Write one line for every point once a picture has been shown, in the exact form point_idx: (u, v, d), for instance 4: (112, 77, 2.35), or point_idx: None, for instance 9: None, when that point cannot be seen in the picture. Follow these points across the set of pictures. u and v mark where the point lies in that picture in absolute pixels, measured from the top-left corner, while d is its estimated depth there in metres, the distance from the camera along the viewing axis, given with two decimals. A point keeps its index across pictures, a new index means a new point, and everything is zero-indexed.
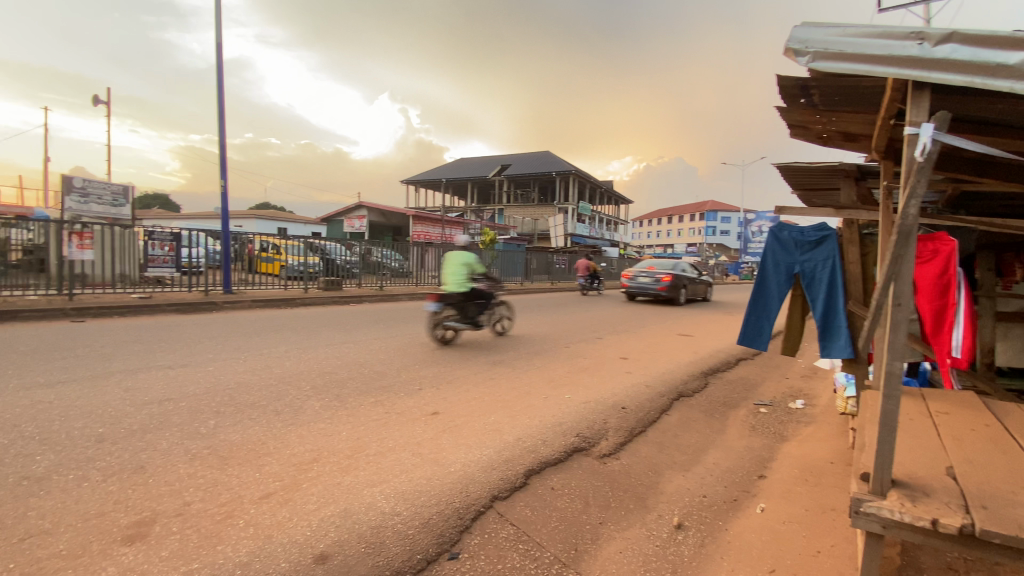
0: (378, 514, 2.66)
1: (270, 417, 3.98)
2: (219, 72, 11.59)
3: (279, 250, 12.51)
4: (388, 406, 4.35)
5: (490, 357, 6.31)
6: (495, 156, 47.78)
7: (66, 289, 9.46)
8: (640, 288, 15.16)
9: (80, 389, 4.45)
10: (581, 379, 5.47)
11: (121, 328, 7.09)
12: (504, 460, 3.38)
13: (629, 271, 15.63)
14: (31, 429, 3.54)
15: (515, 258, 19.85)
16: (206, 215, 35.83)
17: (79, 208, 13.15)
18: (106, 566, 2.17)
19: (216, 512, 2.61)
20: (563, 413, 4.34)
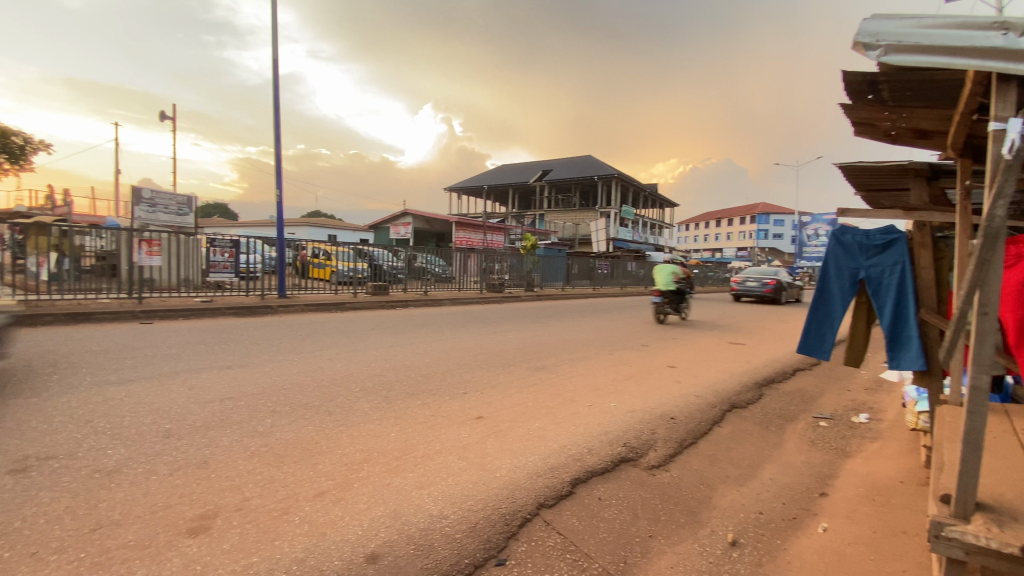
0: (426, 516, 2.69)
1: (322, 417, 4.12)
2: (275, 86, 12.21)
3: (329, 256, 13.00)
4: (434, 409, 4.40)
5: (534, 362, 6.30)
6: (536, 162, 47.92)
7: (135, 292, 10.19)
8: (748, 290, 18.72)
9: (149, 387, 4.75)
10: (626, 388, 5.35)
11: (183, 330, 7.53)
12: (549, 467, 3.35)
13: (737, 276, 19.29)
14: (104, 424, 3.80)
15: (556, 264, 19.81)
16: (260, 223, 37.68)
17: (148, 217, 14.11)
18: (172, 557, 2.29)
19: (274, 508, 2.71)
20: (609, 421, 4.27)
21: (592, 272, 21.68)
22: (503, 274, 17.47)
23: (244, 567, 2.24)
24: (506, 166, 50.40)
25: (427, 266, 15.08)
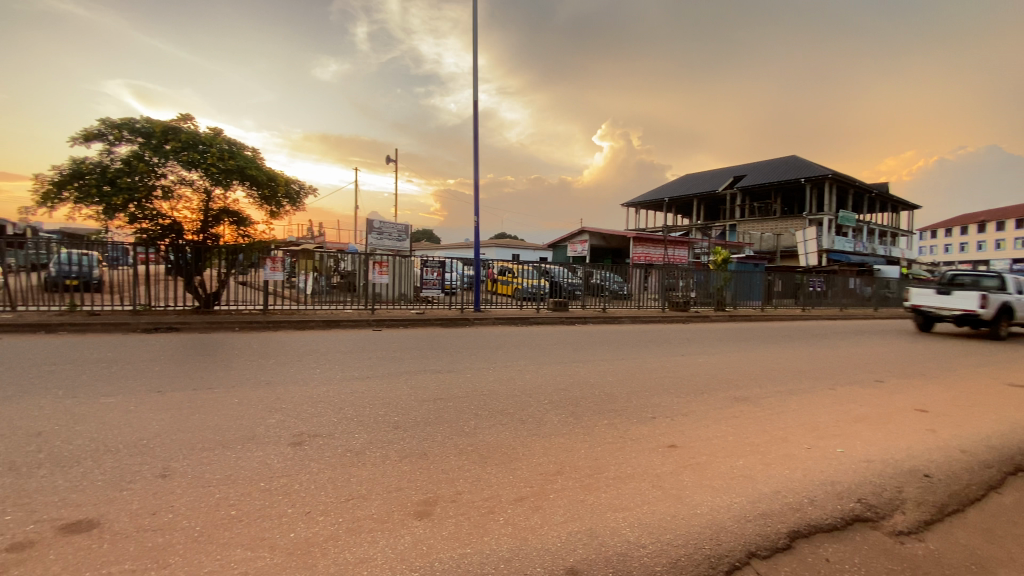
0: (623, 541, 2.64)
1: (517, 425, 4.39)
2: (476, 121, 13.71)
3: (514, 274, 14.04)
4: (625, 431, 4.29)
5: (733, 391, 5.75)
6: (724, 171, 44.29)
7: (369, 304, 12.39)
8: None
9: (380, 384, 5.68)
10: (857, 431, 4.51)
11: (402, 337, 8.87)
12: (760, 513, 2.98)
13: None
14: (352, 411, 4.67)
15: (751, 279, 17.88)
16: (456, 246, 42.58)
17: (376, 243, 17.15)
18: (405, 533, 2.67)
19: (482, 505, 2.97)
20: (834, 469, 3.65)
21: (799, 288, 18.84)
22: (688, 291, 16.47)
23: (460, 555, 2.48)
24: (689, 176, 47.69)
25: (605, 282, 14.93)
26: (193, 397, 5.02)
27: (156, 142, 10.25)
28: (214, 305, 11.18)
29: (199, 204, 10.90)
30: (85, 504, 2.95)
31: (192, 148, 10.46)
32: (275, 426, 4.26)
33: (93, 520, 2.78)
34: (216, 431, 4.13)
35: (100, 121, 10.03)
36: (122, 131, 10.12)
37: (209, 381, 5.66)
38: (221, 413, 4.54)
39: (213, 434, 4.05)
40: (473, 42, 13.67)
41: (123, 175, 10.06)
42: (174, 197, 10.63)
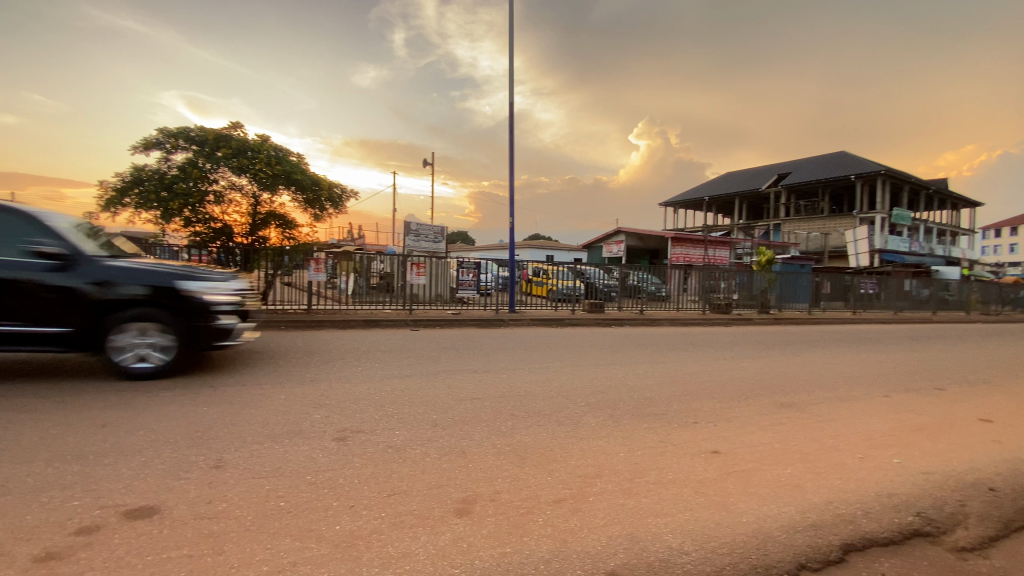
0: (666, 547, 2.59)
1: (554, 426, 4.38)
2: (511, 123, 13.78)
3: (548, 274, 14.02)
4: (665, 436, 4.21)
5: (779, 397, 5.54)
6: (766, 169, 42.82)
7: (406, 304, 12.60)
8: None
9: (418, 383, 5.78)
10: (915, 441, 4.26)
11: (439, 337, 9.00)
12: (811, 524, 2.86)
13: None
14: (392, 409, 4.77)
15: (797, 280, 17.19)
16: (490, 247, 42.93)
17: (413, 245, 17.47)
18: (445, 530, 2.71)
19: (522, 505, 2.98)
20: (890, 480, 3.46)
21: (849, 290, 17.97)
22: (730, 292, 15.98)
23: (500, 554, 2.50)
24: (729, 176, 46.36)
25: (641, 284, 14.68)
26: (244, 392, 5.26)
27: (209, 149, 10.78)
28: None
29: (248, 208, 11.40)
30: (146, 492, 3.13)
31: (241, 155, 10.96)
32: (320, 421, 4.40)
33: (154, 507, 2.95)
34: (265, 425, 4.30)
35: (158, 131, 10.64)
36: (178, 139, 10.70)
37: (257, 377, 5.91)
38: (269, 408, 4.73)
39: (262, 428, 4.22)
40: (509, 44, 13.74)
41: (178, 182, 10.63)
42: (225, 201, 11.17)
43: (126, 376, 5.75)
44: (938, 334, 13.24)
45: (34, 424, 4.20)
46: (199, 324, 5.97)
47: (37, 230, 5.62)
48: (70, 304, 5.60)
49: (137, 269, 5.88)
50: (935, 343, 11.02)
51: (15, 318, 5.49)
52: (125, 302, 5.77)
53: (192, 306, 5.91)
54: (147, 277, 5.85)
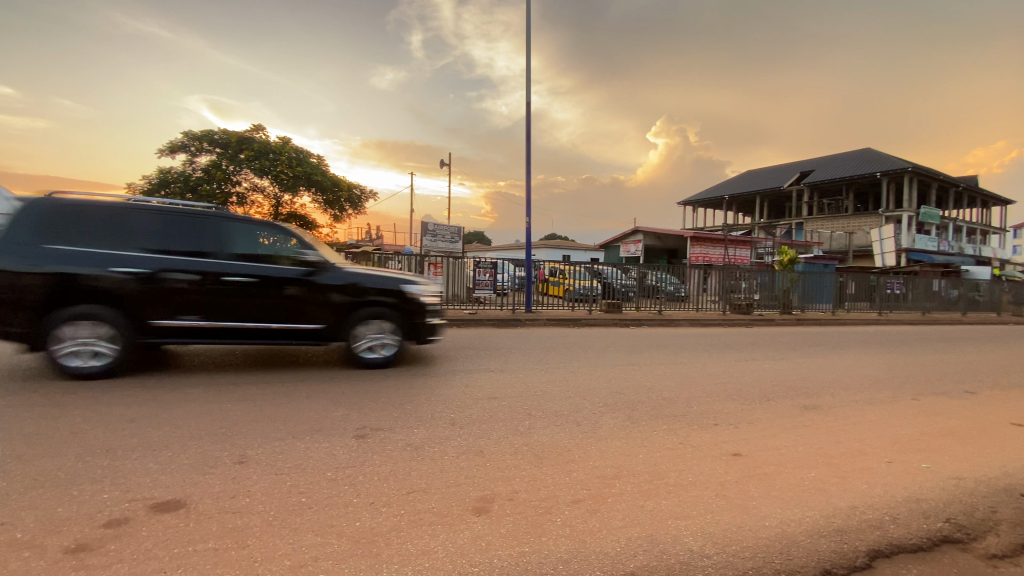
0: (686, 550, 2.56)
1: (572, 427, 4.36)
2: (528, 123, 13.76)
3: (565, 274, 13.96)
4: (684, 437, 4.16)
5: (802, 399, 5.43)
6: (788, 167, 42.01)
7: None
8: None
9: (436, 382, 5.81)
10: (944, 445, 4.13)
11: (456, 337, 9.04)
12: (835, 529, 2.80)
13: None
14: (410, 407, 4.80)
15: (820, 281, 16.83)
16: (507, 247, 42.97)
17: (430, 245, 17.57)
18: (463, 528, 2.72)
19: (539, 505, 2.97)
20: (918, 486, 3.36)
21: (874, 290, 17.52)
22: (751, 293, 15.72)
23: (518, 554, 2.50)
24: (749, 174, 45.60)
25: (660, 284, 14.53)
26: (266, 390, 5.35)
27: (232, 152, 11.01)
28: None
29: (269, 209, 11.62)
30: (172, 486, 3.21)
31: (263, 157, 11.17)
32: (340, 419, 4.45)
33: (180, 501, 3.02)
34: (287, 422, 4.37)
35: (183, 134, 10.90)
36: (203, 142, 10.95)
37: (278, 375, 6.01)
38: (291, 406, 4.80)
39: (284, 425, 4.29)
40: (526, 44, 13.73)
41: (203, 183, 10.88)
42: (247, 203, 11.39)
43: (361, 366, 6.52)
44: (968, 335, 12.82)
45: (67, 418, 4.34)
46: (418, 321, 6.67)
47: (280, 239, 6.13)
48: (322, 304, 6.26)
49: (362, 274, 6.49)
50: (966, 345, 10.67)
51: (271, 317, 6.11)
52: (357, 302, 6.42)
53: (414, 306, 6.59)
54: (378, 280, 6.53)
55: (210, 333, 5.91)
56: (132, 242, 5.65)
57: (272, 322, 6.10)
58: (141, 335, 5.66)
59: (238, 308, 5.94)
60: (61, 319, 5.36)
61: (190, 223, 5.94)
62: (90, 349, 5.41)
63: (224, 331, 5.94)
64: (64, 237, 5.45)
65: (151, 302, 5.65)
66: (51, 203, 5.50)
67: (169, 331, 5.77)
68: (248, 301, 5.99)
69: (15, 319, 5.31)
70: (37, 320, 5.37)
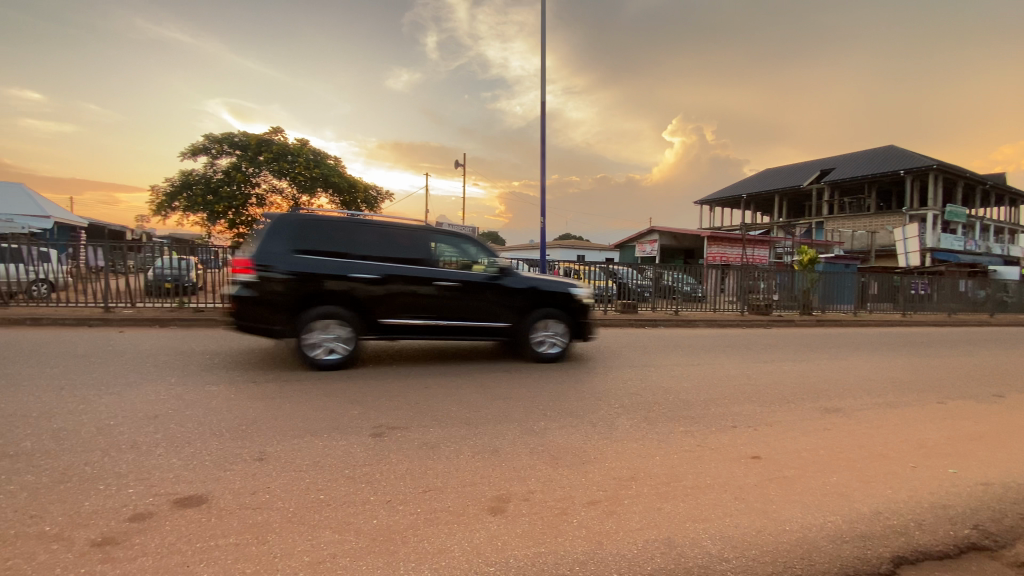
0: (704, 553, 2.53)
1: (588, 428, 4.34)
2: (543, 123, 13.75)
3: (580, 275, 13.92)
4: (702, 439, 4.11)
5: (823, 401, 5.33)
6: (808, 165, 41.28)
7: None
8: None
9: (451, 381, 5.84)
10: (971, 450, 4.02)
11: None
12: (858, 535, 2.74)
13: None
14: (426, 406, 4.84)
15: (842, 281, 16.50)
16: (522, 248, 43.01)
17: None
18: (479, 528, 2.73)
19: (555, 506, 2.97)
20: (945, 491, 3.27)
21: (898, 291, 17.11)
22: (770, 293, 15.48)
23: (535, 554, 2.50)
24: (767, 173, 44.90)
25: (676, 284, 14.40)
26: (286, 388, 5.43)
27: (252, 154, 11.20)
28: None
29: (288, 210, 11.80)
30: (195, 481, 3.28)
31: (282, 159, 11.35)
32: (358, 417, 4.50)
33: (203, 496, 3.09)
34: (305, 420, 4.43)
35: (205, 137, 11.13)
36: (223, 145, 11.17)
37: (297, 373, 6.10)
38: (309, 404, 4.87)
39: (303, 423, 4.35)
40: (541, 44, 13.72)
41: (224, 185, 11.09)
42: (266, 204, 11.59)
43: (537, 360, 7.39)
44: (997, 337, 12.43)
45: (95, 414, 4.46)
46: (582, 320, 7.40)
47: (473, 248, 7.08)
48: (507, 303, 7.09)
49: (539, 279, 7.36)
50: (995, 347, 10.35)
51: (471, 316, 7.02)
52: (535, 304, 7.28)
53: (582, 307, 7.39)
54: (550, 283, 7.35)
55: (422, 330, 6.83)
56: (361, 251, 6.67)
57: (473, 320, 7.02)
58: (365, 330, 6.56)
59: (445, 308, 6.85)
60: (310, 319, 6.32)
61: (401, 235, 6.92)
62: (337, 345, 6.41)
63: (432, 328, 6.89)
64: (309, 249, 6.46)
65: (378, 303, 6.61)
66: (296, 220, 6.53)
67: (391, 329, 6.72)
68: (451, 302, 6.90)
69: (274, 318, 6.31)
70: (291, 320, 6.36)
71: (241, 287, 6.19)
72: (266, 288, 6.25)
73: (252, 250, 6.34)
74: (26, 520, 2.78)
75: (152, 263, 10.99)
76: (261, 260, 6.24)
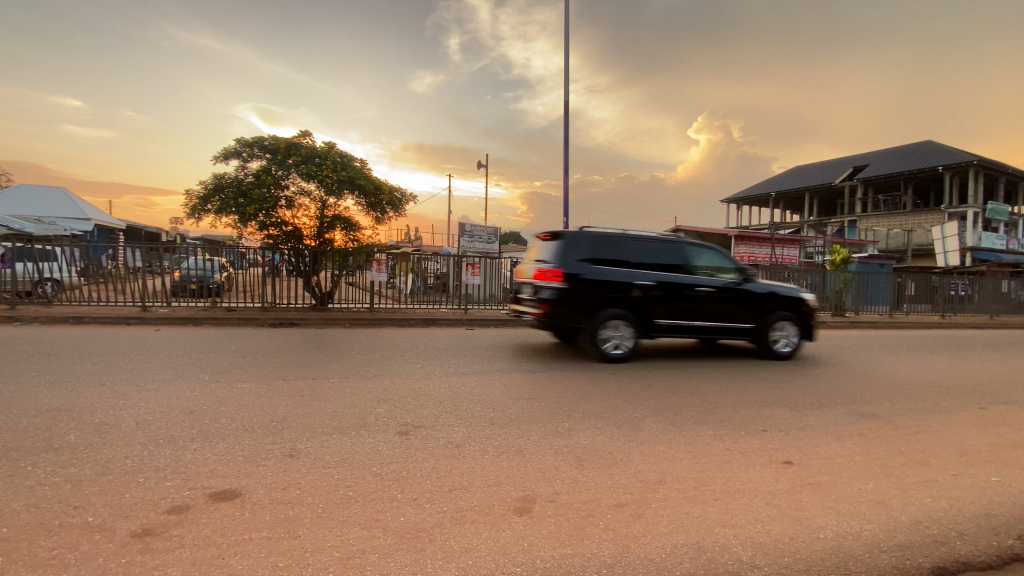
0: (735, 559, 2.48)
1: (613, 429, 4.31)
2: (565, 122, 13.67)
3: None
4: (731, 443, 4.03)
5: (856, 405, 5.17)
6: (839, 161, 40.04)
7: (460, 304, 12.79)
8: None
9: (476, 380, 5.87)
10: (1017, 458, 3.84)
11: (493, 336, 9.07)
12: (897, 544, 2.65)
13: None
14: (451, 405, 4.87)
15: (876, 281, 15.95)
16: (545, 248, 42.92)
17: (468, 245, 17.76)
18: (506, 528, 2.73)
19: (582, 508, 2.95)
20: (990, 500, 3.13)
21: (937, 292, 16.45)
22: None
23: (561, 556, 2.49)
24: (797, 170, 43.74)
25: None
26: (315, 386, 5.55)
27: (281, 157, 11.46)
28: (328, 303, 12.31)
29: (316, 211, 12.03)
30: (229, 476, 3.38)
31: (310, 161, 11.57)
32: (384, 415, 4.57)
33: (236, 491, 3.18)
34: (334, 417, 4.52)
35: (236, 141, 11.42)
36: (253, 148, 11.47)
37: (326, 371, 6.23)
38: (337, 401, 4.96)
39: (331, 421, 4.42)
40: (564, 43, 13.64)
41: (254, 188, 11.38)
42: (295, 206, 11.85)
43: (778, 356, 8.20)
44: None
45: (134, 410, 4.63)
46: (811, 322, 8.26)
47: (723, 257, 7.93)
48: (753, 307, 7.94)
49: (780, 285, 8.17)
50: None
51: (724, 319, 7.85)
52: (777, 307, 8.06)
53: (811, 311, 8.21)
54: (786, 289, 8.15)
55: (694, 330, 7.72)
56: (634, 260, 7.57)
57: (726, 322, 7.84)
58: (648, 331, 7.55)
59: (708, 312, 7.73)
60: (604, 320, 7.32)
61: (662, 246, 7.82)
62: (627, 342, 7.36)
63: (697, 329, 7.75)
64: (601, 260, 7.42)
65: (655, 306, 7.53)
66: (586, 234, 7.48)
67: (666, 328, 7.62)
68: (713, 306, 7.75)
69: (575, 319, 7.35)
70: (589, 320, 7.36)
71: (550, 290, 7.27)
72: (574, 293, 7.23)
73: (556, 260, 7.34)
74: (71, 510, 2.90)
75: (183, 263, 11.42)
76: (562, 268, 7.27)
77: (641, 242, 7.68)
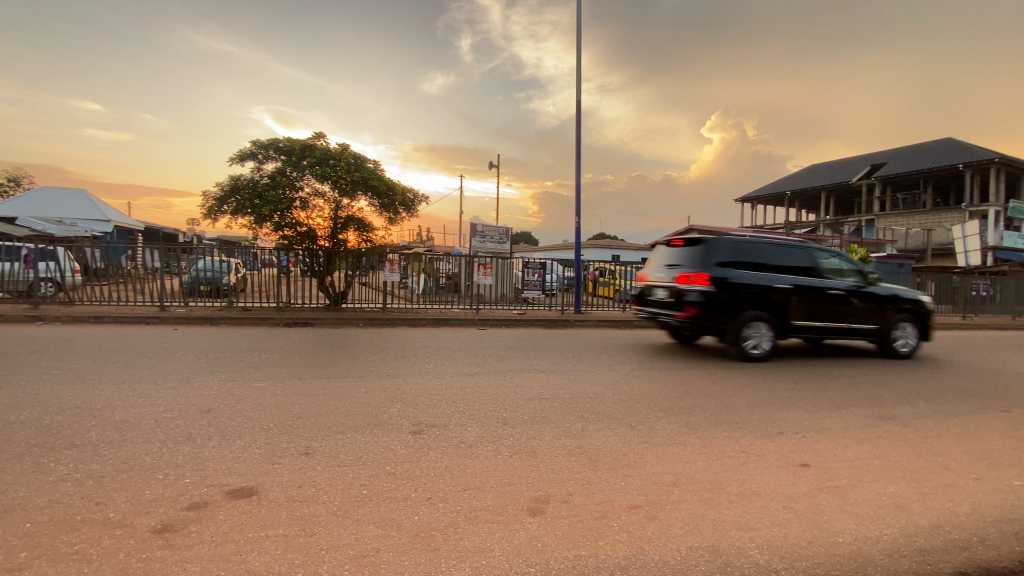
0: (751, 563, 2.45)
1: (627, 430, 4.28)
2: (577, 122, 13.63)
3: (614, 275, 13.74)
4: (746, 445, 3.99)
5: (874, 408, 5.08)
6: (856, 159, 39.37)
7: (472, 304, 12.81)
8: None
9: (488, 380, 5.88)
10: None
11: (505, 336, 9.09)
12: (918, 549, 2.60)
13: None
14: (464, 406, 4.88)
15: (893, 282, 15.67)
16: (556, 248, 42.78)
17: (479, 245, 17.80)
18: (519, 529, 2.74)
19: (596, 509, 2.94)
20: (1015, 506, 3.06)
21: (956, 292, 16.10)
22: None
23: (575, 557, 2.49)
24: (812, 168, 43.12)
25: None
26: (329, 385, 5.60)
27: (296, 159, 11.60)
28: (342, 304, 12.42)
29: (330, 212, 12.15)
30: (246, 473, 3.43)
31: (325, 163, 11.69)
32: (397, 414, 4.60)
33: (253, 488, 3.22)
34: (347, 416, 4.56)
35: (252, 143, 11.60)
36: (269, 150, 11.62)
37: (340, 370, 6.28)
38: (351, 401, 5.00)
39: (345, 419, 4.46)
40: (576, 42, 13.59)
41: (270, 189, 11.54)
42: (309, 207, 11.98)
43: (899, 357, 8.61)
44: None
45: (153, 408, 4.72)
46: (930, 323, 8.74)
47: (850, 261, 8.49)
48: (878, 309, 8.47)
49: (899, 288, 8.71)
50: None
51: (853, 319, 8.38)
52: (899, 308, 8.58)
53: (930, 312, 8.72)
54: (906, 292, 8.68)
55: (825, 331, 8.24)
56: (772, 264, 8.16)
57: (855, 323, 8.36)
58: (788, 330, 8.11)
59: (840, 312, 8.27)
60: (749, 321, 7.87)
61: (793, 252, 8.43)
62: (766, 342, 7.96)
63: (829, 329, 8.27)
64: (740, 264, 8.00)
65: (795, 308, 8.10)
66: (726, 240, 8.07)
67: (801, 328, 8.16)
68: (842, 306, 8.25)
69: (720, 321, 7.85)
70: (732, 321, 7.93)
71: (698, 293, 7.80)
72: (719, 295, 7.80)
73: (700, 265, 7.91)
74: (92, 506, 2.97)
75: (196, 264, 11.66)
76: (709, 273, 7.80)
77: (775, 248, 8.26)
